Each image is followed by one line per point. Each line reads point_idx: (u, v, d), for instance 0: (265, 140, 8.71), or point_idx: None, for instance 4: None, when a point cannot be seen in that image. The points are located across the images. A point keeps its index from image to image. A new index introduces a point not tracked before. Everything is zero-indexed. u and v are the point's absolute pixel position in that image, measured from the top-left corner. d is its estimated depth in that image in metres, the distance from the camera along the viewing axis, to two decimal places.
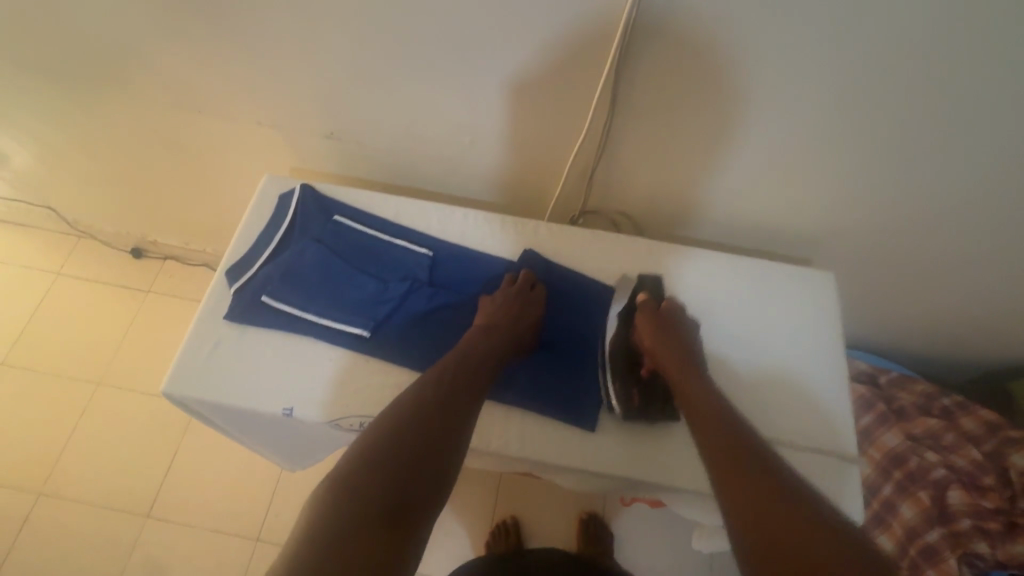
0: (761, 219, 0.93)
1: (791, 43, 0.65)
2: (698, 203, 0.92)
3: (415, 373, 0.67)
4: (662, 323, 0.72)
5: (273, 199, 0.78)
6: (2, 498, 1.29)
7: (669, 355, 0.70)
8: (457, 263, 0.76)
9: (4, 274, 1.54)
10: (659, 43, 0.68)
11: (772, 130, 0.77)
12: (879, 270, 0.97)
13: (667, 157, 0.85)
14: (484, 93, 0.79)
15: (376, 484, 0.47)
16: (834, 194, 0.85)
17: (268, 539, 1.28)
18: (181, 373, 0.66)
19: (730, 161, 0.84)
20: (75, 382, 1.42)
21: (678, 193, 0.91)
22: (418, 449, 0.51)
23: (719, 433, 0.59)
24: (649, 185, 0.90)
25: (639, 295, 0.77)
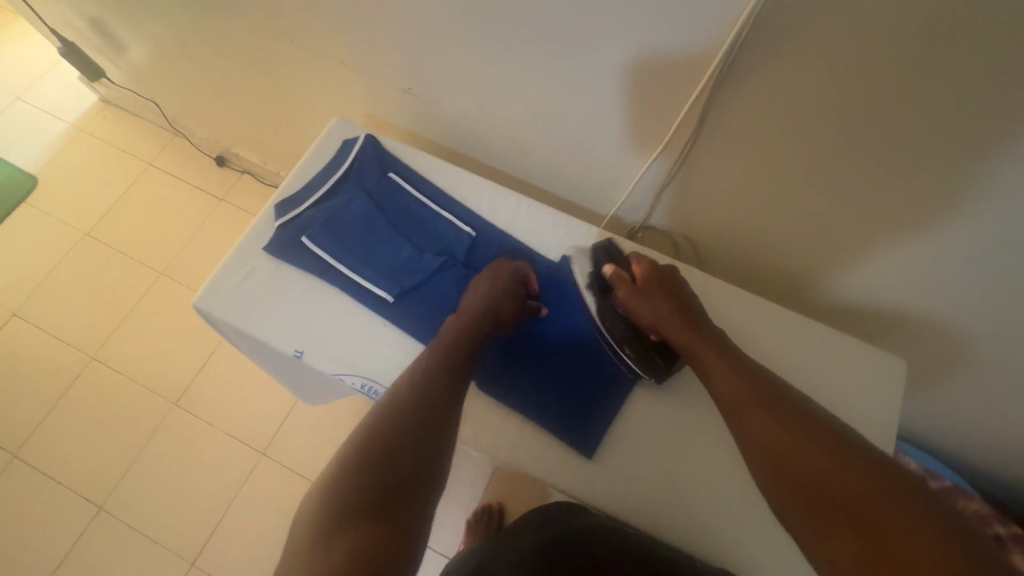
0: (839, 281, 0.83)
1: (929, 92, 0.56)
2: (772, 245, 0.84)
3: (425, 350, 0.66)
4: (646, 285, 0.65)
5: (336, 141, 0.78)
6: (62, 353, 1.43)
7: (669, 323, 0.63)
8: (497, 249, 0.72)
9: (106, 153, 1.67)
10: (774, 58, 0.60)
11: (879, 187, 0.67)
12: (963, 372, 0.85)
13: (749, 189, 0.77)
14: (567, 78, 0.75)
15: (357, 500, 0.46)
16: (930, 280, 0.74)
17: (272, 456, 1.35)
18: (213, 291, 0.68)
19: (821, 210, 0.74)
20: (141, 266, 1.54)
21: (754, 229, 0.83)
22: (396, 463, 0.50)
23: (728, 378, 0.59)
24: (724, 213, 0.83)
25: (605, 267, 0.68)
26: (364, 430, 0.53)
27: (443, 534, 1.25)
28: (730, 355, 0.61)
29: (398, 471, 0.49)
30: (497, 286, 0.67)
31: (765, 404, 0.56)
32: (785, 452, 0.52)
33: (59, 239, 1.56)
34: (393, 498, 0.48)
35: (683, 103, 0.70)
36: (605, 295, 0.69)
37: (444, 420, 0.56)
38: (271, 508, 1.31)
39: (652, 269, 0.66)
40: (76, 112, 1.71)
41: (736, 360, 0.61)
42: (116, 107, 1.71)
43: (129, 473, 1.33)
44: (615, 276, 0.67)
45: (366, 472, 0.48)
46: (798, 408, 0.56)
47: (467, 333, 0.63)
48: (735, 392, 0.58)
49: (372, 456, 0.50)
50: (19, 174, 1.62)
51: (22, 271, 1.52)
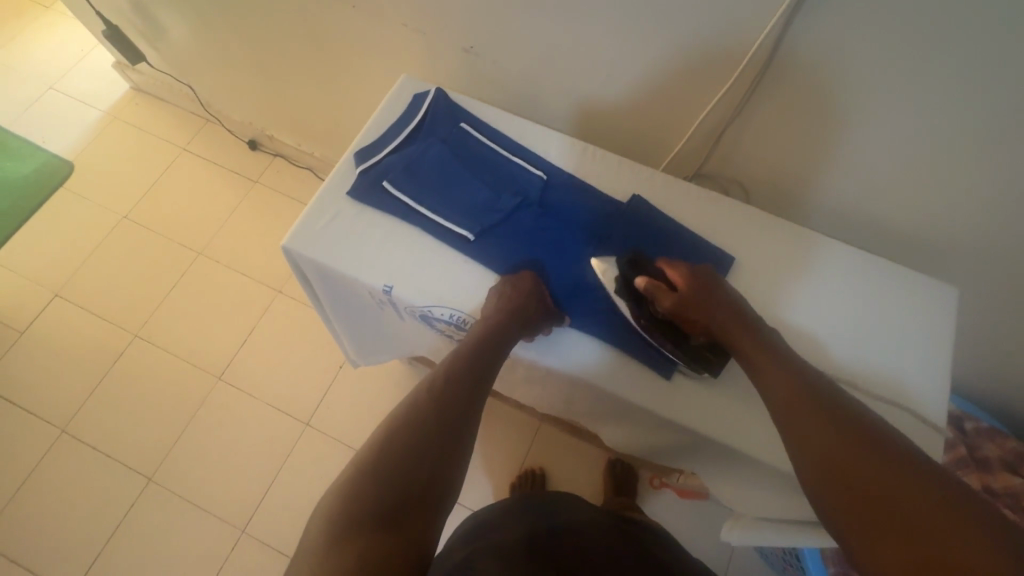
0: (885, 222, 0.87)
1: (996, 25, 0.59)
2: (820, 191, 0.88)
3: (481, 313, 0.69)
4: (691, 290, 0.64)
5: (407, 96, 0.82)
6: (106, 331, 1.46)
7: (718, 323, 0.63)
8: (568, 192, 0.76)
9: (140, 139, 1.70)
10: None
11: (939, 125, 0.70)
12: (1003, 309, 0.89)
13: (803, 134, 0.81)
14: (629, 27, 0.78)
15: (377, 499, 0.46)
16: (981, 213, 0.78)
17: (316, 426, 1.38)
18: (302, 233, 0.72)
19: (874, 151, 0.78)
20: (179, 248, 1.57)
21: (806, 174, 0.86)
22: (419, 460, 0.50)
23: (783, 379, 0.57)
24: (776, 160, 0.86)
25: (639, 279, 0.66)
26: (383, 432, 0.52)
27: (474, 489, 1.29)
28: (780, 355, 0.60)
29: (419, 472, 0.49)
30: (521, 286, 0.68)
31: (815, 406, 0.54)
32: (824, 451, 0.51)
33: (98, 222, 1.59)
34: (412, 501, 0.47)
35: (747, 48, 0.73)
36: (640, 304, 0.67)
37: (466, 423, 0.55)
38: (318, 476, 1.33)
39: (689, 273, 0.65)
40: (109, 100, 1.75)
41: (790, 363, 0.59)
42: (149, 95, 1.75)
43: (176, 446, 1.35)
44: (651, 288, 0.65)
45: (384, 473, 0.48)
46: (847, 412, 0.53)
47: (492, 333, 0.63)
48: (788, 398, 0.56)
49: (394, 453, 0.50)
50: (56, 159, 1.65)
51: (63, 252, 1.54)
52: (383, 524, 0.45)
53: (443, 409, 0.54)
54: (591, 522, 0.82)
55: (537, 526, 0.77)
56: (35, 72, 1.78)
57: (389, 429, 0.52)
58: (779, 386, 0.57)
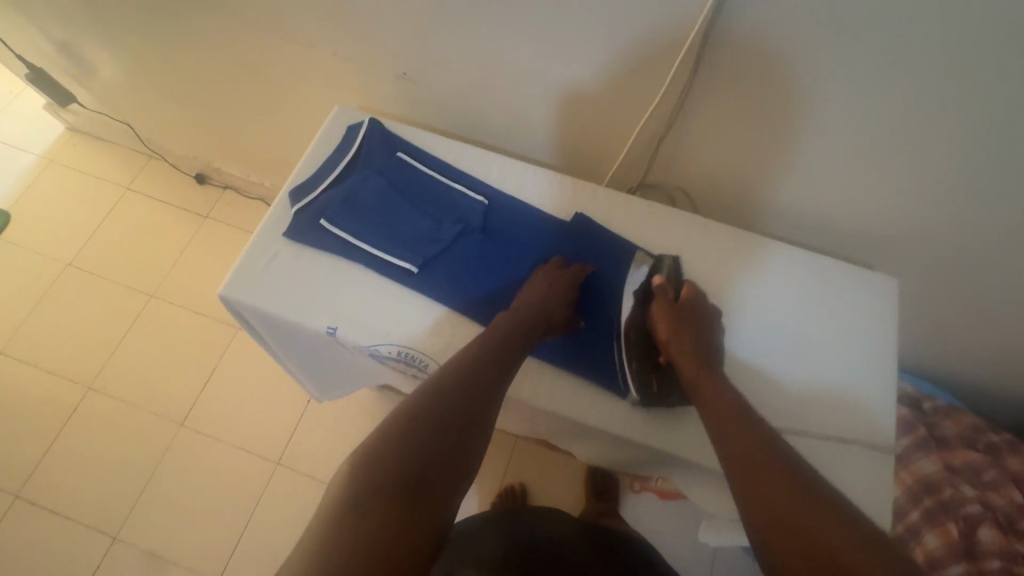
0: (826, 217, 0.88)
1: (903, 25, 0.61)
2: (762, 192, 0.89)
3: (431, 347, 0.67)
4: (687, 311, 0.67)
5: (340, 128, 0.80)
6: (57, 385, 1.40)
7: (698, 342, 0.65)
8: (510, 215, 0.75)
9: (80, 181, 1.63)
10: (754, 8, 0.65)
11: (863, 122, 0.72)
12: (945, 292, 0.92)
13: (738, 138, 0.82)
14: (558, 45, 0.78)
15: (394, 484, 0.45)
16: (912, 201, 0.80)
17: (287, 465, 1.34)
18: (239, 279, 0.69)
19: (805, 151, 0.79)
20: (129, 292, 1.51)
21: (746, 177, 0.87)
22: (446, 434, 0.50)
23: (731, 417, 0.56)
24: (715, 166, 0.88)
25: (655, 277, 0.70)
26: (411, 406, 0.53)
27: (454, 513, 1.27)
28: (726, 383, 0.61)
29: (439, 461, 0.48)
30: (563, 278, 0.70)
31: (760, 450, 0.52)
32: (756, 486, 0.48)
33: (40, 273, 1.52)
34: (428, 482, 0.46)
35: (674, 59, 0.74)
36: (642, 305, 0.70)
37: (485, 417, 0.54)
38: (293, 516, 1.29)
39: (694, 296, 0.69)
40: (44, 143, 1.67)
41: (732, 393, 0.59)
42: (85, 135, 1.68)
43: (141, 500, 1.30)
44: (660, 289, 0.69)
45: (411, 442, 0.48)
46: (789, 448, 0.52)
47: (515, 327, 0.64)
48: (728, 424, 0.55)
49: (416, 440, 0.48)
50: None
51: (6, 306, 1.47)
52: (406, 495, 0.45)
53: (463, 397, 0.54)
54: (572, 539, 0.79)
55: (516, 548, 0.73)
56: None
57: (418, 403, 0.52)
58: (725, 427, 0.55)
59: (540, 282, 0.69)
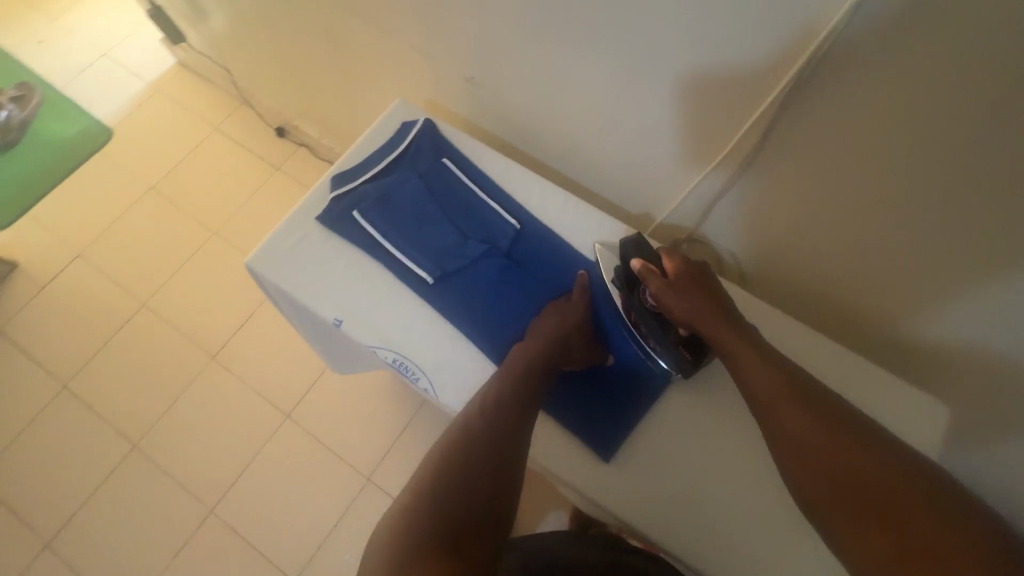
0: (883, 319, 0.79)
1: (1000, 144, 0.54)
2: (816, 275, 0.81)
3: (426, 363, 0.67)
4: (683, 285, 0.65)
5: (396, 123, 0.80)
6: (118, 296, 1.53)
7: (709, 319, 0.64)
8: (539, 245, 0.73)
9: (177, 113, 1.76)
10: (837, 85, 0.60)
11: (938, 237, 0.65)
12: None
13: (799, 214, 0.75)
14: (626, 83, 0.75)
15: (435, 530, 0.48)
16: None
17: (296, 419, 1.40)
18: (268, 253, 0.71)
19: (867, 244, 0.72)
20: (196, 225, 1.62)
21: (800, 257, 0.81)
22: (476, 476, 0.53)
23: (775, 381, 0.60)
24: (769, 241, 0.82)
25: (634, 263, 0.68)
26: (443, 453, 0.56)
27: None
28: (764, 354, 0.62)
29: (470, 512, 0.50)
30: (573, 305, 0.68)
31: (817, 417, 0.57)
32: (824, 467, 0.54)
33: (126, 190, 1.65)
34: (467, 523, 0.49)
35: (743, 122, 0.70)
36: (634, 290, 0.69)
37: (513, 448, 0.56)
38: (291, 468, 1.36)
39: (684, 266, 0.67)
40: (155, 72, 1.81)
41: (772, 361, 0.61)
42: (191, 71, 1.80)
43: (164, 417, 1.40)
44: (646, 272, 0.67)
45: (445, 489, 0.52)
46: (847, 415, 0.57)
47: (534, 358, 0.63)
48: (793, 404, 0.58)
49: (448, 488, 0.52)
50: (98, 125, 1.73)
51: (92, 214, 1.62)
52: (451, 538, 0.48)
53: (486, 437, 0.56)
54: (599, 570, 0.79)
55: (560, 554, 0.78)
56: (93, 38, 1.87)
57: (447, 451, 0.56)
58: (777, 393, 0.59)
59: (556, 311, 0.68)
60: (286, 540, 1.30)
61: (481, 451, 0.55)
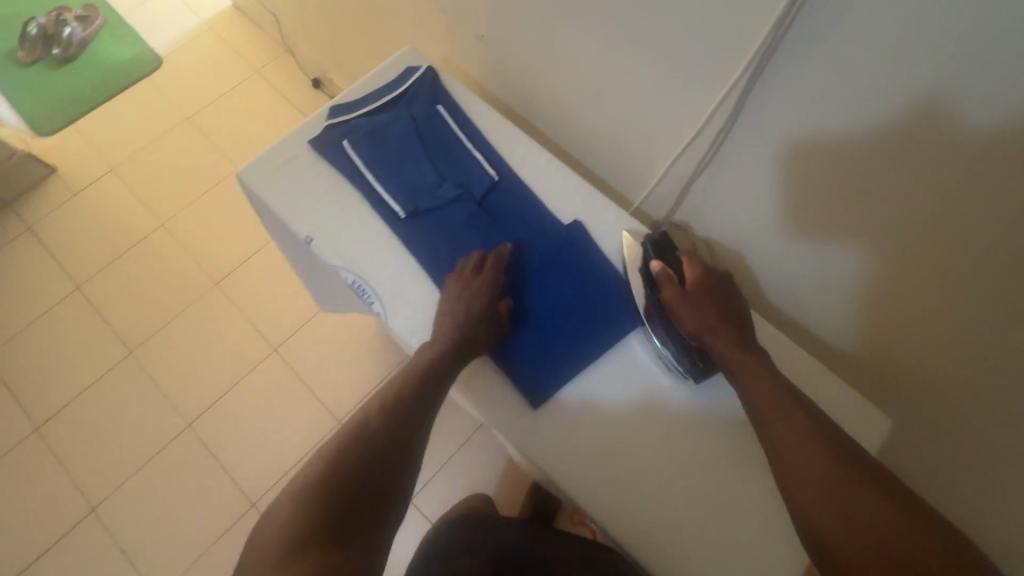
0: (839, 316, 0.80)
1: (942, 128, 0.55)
2: (781, 265, 0.83)
3: (383, 285, 0.70)
4: (700, 293, 0.66)
5: (399, 67, 0.83)
6: (140, 213, 1.61)
7: (721, 330, 0.65)
8: (512, 198, 0.75)
9: (223, 52, 1.84)
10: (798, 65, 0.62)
11: (894, 224, 0.65)
12: None
13: (767, 198, 0.77)
14: (619, 51, 0.78)
15: (319, 507, 0.52)
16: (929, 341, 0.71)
17: (282, 354, 1.46)
18: (257, 166, 0.76)
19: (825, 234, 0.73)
20: (221, 158, 1.69)
21: (768, 245, 0.82)
22: (368, 457, 0.57)
23: (780, 408, 0.60)
24: (744, 221, 0.82)
25: (654, 265, 0.68)
26: (336, 441, 0.59)
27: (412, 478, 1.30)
28: (770, 372, 0.63)
29: (357, 492, 0.54)
30: (479, 285, 0.68)
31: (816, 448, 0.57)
32: (821, 498, 0.53)
33: (164, 117, 1.74)
34: (356, 501, 0.54)
35: (718, 96, 0.71)
36: (652, 292, 0.69)
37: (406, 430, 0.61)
38: (268, 399, 1.42)
39: (701, 274, 0.68)
40: (210, 11, 1.90)
41: (776, 379, 0.62)
42: (243, 15, 1.88)
43: (161, 331, 1.48)
44: (664, 276, 0.68)
45: (334, 471, 0.55)
46: (856, 459, 0.56)
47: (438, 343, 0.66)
48: (796, 433, 0.58)
49: (337, 470, 0.55)
50: (149, 53, 1.82)
51: (129, 135, 1.71)
52: (338, 515, 0.52)
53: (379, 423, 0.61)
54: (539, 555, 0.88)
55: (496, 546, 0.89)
56: None
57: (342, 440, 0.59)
58: (783, 422, 0.59)
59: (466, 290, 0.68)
60: (252, 464, 1.36)
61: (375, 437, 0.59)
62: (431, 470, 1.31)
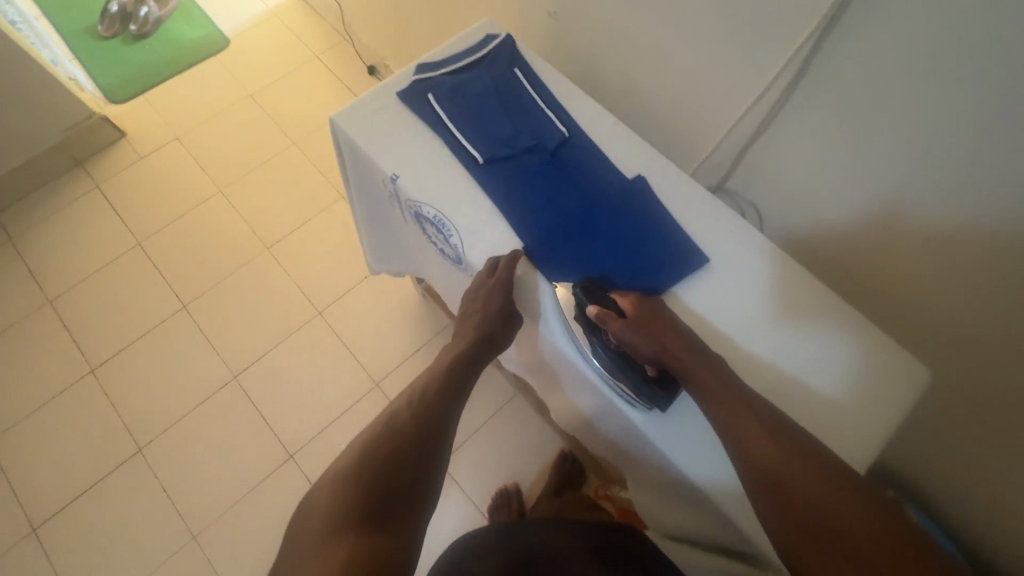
0: (877, 285, 0.86)
1: (984, 92, 0.61)
2: (822, 233, 0.89)
3: (460, 220, 0.77)
4: (640, 323, 0.67)
5: (480, 35, 0.91)
6: (200, 180, 1.71)
7: (670, 350, 0.65)
8: (581, 153, 0.82)
9: (287, 37, 1.95)
10: (856, 36, 0.68)
11: (937, 185, 0.71)
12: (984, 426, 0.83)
13: (813, 170, 0.84)
14: (683, 27, 0.85)
15: (359, 512, 0.57)
16: (962, 303, 0.76)
17: (326, 317, 1.53)
18: (350, 112, 0.83)
19: (869, 199, 0.80)
20: (280, 133, 1.79)
21: (812, 213, 0.89)
22: (404, 460, 0.63)
23: (748, 434, 0.59)
24: (795, 186, 0.88)
25: (590, 308, 0.69)
26: (374, 442, 0.65)
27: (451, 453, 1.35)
28: (723, 380, 0.63)
29: (392, 496, 0.60)
30: (494, 284, 0.73)
31: (788, 479, 0.56)
32: (812, 539, 0.54)
33: (228, 93, 1.85)
34: (394, 505, 0.60)
35: (776, 68, 0.78)
36: (595, 333, 0.70)
37: (437, 437, 0.67)
38: (310, 359, 1.48)
39: (636, 302, 0.69)
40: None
41: (732, 387, 0.62)
42: (308, 4, 2.00)
43: (214, 289, 1.56)
44: (601, 315, 0.68)
45: (371, 475, 0.61)
46: (830, 469, 0.57)
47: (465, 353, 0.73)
48: (770, 468, 0.57)
49: (374, 472, 0.61)
50: (218, 34, 1.94)
51: (194, 107, 1.82)
52: (376, 521, 0.58)
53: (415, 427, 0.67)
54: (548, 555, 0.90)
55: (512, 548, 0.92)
56: None
57: (376, 444, 0.64)
58: (752, 458, 0.58)
59: (481, 297, 0.74)
60: (292, 418, 1.42)
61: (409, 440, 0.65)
62: (465, 434, 1.36)
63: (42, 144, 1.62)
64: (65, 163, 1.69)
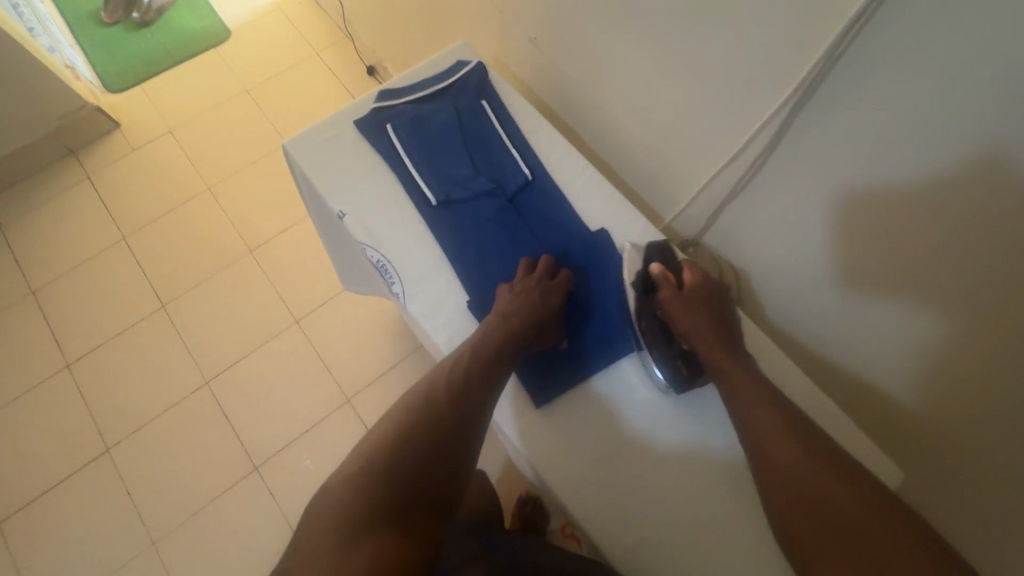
0: (852, 362, 0.80)
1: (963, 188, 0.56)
2: (800, 299, 0.83)
3: (406, 267, 0.73)
4: (691, 303, 0.71)
5: (451, 59, 0.86)
6: (189, 176, 1.69)
7: (709, 335, 0.70)
8: (544, 199, 0.78)
9: (288, 32, 1.91)
10: (836, 106, 0.63)
11: (911, 274, 0.65)
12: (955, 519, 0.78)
13: (789, 235, 0.78)
14: (664, 70, 0.78)
15: (382, 509, 0.54)
16: (938, 395, 0.70)
17: (303, 326, 1.50)
18: (303, 139, 0.78)
19: (843, 275, 0.74)
20: (272, 132, 1.75)
21: (789, 278, 0.83)
22: (427, 456, 0.59)
23: (761, 411, 0.64)
24: (771, 248, 0.82)
25: (654, 268, 0.72)
26: (397, 434, 0.61)
27: None
28: (752, 374, 0.68)
29: (416, 493, 0.57)
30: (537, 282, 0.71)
31: (780, 438, 0.62)
32: (794, 490, 0.59)
33: (224, 87, 1.82)
34: (416, 506, 0.56)
35: (755, 127, 0.72)
36: (647, 293, 0.73)
37: (465, 432, 0.63)
38: (283, 369, 1.46)
39: (697, 279, 0.73)
40: None
41: (757, 382, 0.67)
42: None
43: (193, 289, 1.54)
44: (661, 278, 0.72)
45: (394, 472, 0.57)
46: (816, 439, 0.62)
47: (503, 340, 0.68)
48: (770, 435, 0.63)
49: (397, 466, 0.58)
50: (220, 25, 1.91)
51: (190, 100, 1.80)
52: (399, 520, 0.54)
53: (442, 421, 0.62)
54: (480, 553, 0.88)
55: None
56: None
57: (398, 436, 0.60)
58: (758, 425, 0.64)
59: (522, 288, 0.70)
60: (260, 429, 1.40)
61: (434, 433, 0.61)
62: None
63: (35, 132, 1.61)
64: (57, 152, 1.68)
